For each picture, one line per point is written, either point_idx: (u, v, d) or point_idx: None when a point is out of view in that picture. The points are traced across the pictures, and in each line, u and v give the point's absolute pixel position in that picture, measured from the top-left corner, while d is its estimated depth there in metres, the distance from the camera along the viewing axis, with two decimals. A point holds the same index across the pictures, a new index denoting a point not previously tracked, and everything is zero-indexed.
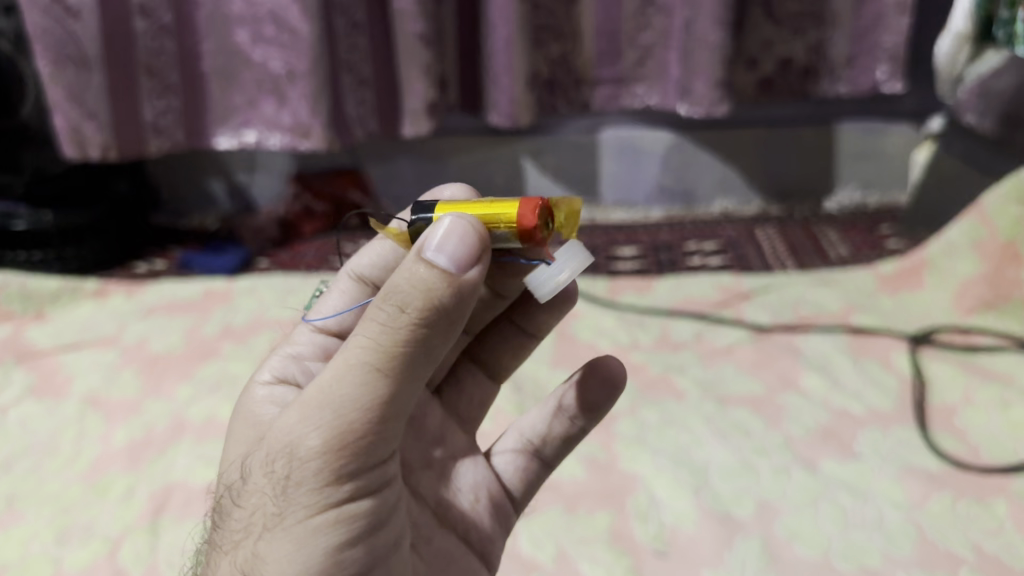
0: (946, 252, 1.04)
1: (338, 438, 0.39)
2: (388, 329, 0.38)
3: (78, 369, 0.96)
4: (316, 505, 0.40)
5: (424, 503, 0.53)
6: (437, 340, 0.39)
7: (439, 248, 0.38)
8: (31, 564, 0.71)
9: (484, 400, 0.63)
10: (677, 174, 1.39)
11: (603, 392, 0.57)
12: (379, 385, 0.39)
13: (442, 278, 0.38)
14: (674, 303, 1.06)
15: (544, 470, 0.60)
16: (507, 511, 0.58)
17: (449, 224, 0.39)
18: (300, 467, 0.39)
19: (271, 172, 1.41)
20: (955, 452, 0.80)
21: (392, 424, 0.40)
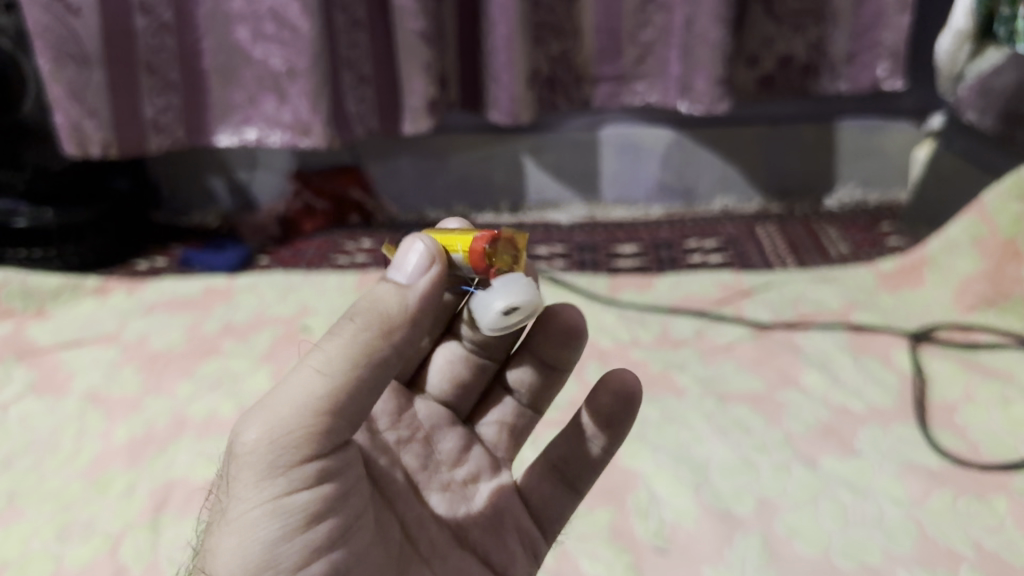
0: (946, 249, 1.04)
1: (274, 430, 0.41)
2: (334, 335, 0.43)
3: (79, 366, 0.96)
4: (255, 496, 0.41)
5: (443, 524, 0.55)
6: (382, 347, 0.43)
7: (398, 268, 0.45)
8: (32, 561, 0.71)
9: (520, 433, 0.62)
10: (678, 171, 1.38)
11: (615, 402, 0.58)
12: (319, 381, 0.42)
13: (394, 291, 0.44)
14: (674, 300, 1.06)
15: (573, 498, 0.61)
16: (533, 535, 0.59)
17: (408, 246, 0.45)
18: (239, 460, 0.41)
19: (271, 170, 1.40)
20: (956, 450, 0.80)
21: (336, 424, 0.43)
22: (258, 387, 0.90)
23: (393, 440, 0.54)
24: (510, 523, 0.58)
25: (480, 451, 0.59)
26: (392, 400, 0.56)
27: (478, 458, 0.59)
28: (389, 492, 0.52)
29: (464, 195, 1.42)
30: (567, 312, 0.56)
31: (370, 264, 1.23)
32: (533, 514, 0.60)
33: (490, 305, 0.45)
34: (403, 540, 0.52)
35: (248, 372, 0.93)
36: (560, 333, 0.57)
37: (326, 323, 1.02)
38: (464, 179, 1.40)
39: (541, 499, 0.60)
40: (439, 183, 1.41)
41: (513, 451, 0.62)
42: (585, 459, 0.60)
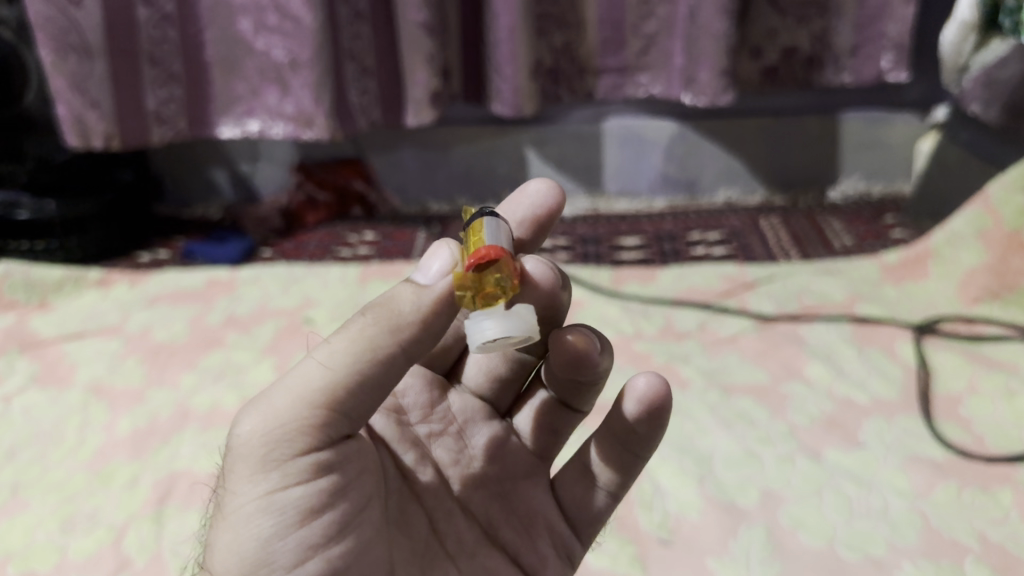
0: (949, 241, 1.04)
1: (269, 421, 0.42)
2: (341, 331, 0.44)
3: (82, 358, 0.96)
4: (251, 489, 0.42)
5: (473, 519, 0.55)
6: (387, 344, 0.43)
7: (425, 269, 0.46)
8: (37, 552, 0.71)
9: (558, 427, 0.60)
10: (682, 163, 1.38)
11: (642, 412, 0.54)
12: (319, 374, 0.42)
13: (411, 290, 0.45)
14: (677, 292, 1.06)
15: (611, 501, 0.59)
16: (567, 537, 0.58)
17: (436, 250, 0.47)
18: (235, 453, 0.42)
19: (272, 162, 1.40)
20: (961, 442, 0.79)
21: (334, 419, 0.43)
22: (261, 379, 0.90)
23: (424, 433, 0.55)
24: (543, 524, 0.57)
25: (516, 444, 0.58)
26: (424, 393, 0.56)
27: (512, 459, 0.58)
28: (417, 487, 0.53)
29: (465, 188, 1.42)
30: (566, 345, 0.51)
31: (372, 257, 1.23)
32: (566, 515, 0.59)
33: (475, 327, 0.42)
34: (431, 536, 0.52)
35: (251, 365, 0.93)
36: (564, 364, 0.53)
37: (329, 315, 1.02)
38: (466, 171, 1.40)
39: (575, 501, 0.59)
40: (441, 176, 1.41)
41: (553, 449, 0.60)
42: (618, 463, 0.57)
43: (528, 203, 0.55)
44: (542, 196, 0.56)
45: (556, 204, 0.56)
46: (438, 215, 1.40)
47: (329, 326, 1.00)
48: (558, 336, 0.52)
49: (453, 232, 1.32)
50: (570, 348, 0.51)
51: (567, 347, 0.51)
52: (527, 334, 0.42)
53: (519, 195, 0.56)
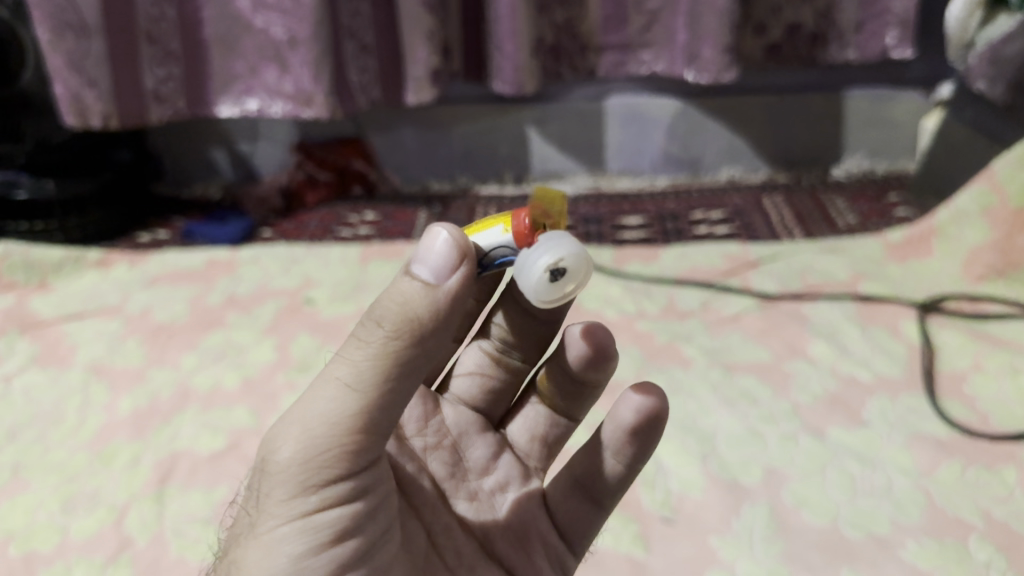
0: (954, 219, 1.03)
1: (304, 450, 0.39)
2: (362, 342, 0.39)
3: (82, 339, 0.95)
4: (288, 513, 0.40)
5: (471, 533, 0.54)
6: (414, 357, 0.39)
7: (425, 262, 0.40)
8: (38, 533, 0.71)
9: (550, 440, 0.60)
10: (685, 142, 1.37)
11: (639, 420, 0.53)
12: (350, 399, 0.39)
13: (423, 292, 0.39)
14: (679, 272, 1.05)
15: (600, 513, 0.57)
16: (559, 549, 0.57)
17: (438, 237, 0.40)
18: (270, 477, 0.40)
19: (272, 141, 1.39)
20: (965, 420, 0.79)
21: (367, 439, 0.40)
22: (262, 359, 0.90)
23: (420, 446, 0.54)
24: (536, 537, 0.56)
25: (509, 459, 0.58)
26: (419, 405, 0.56)
27: (507, 470, 0.57)
28: (416, 499, 0.51)
29: (466, 167, 1.41)
30: (598, 335, 0.54)
31: (372, 237, 1.22)
32: (560, 529, 0.57)
33: (531, 262, 0.41)
34: (430, 550, 0.51)
35: (252, 345, 0.93)
36: (586, 356, 0.54)
37: (330, 295, 1.01)
38: (466, 150, 1.39)
39: (568, 514, 0.57)
40: (442, 155, 1.40)
41: (546, 459, 0.60)
42: (608, 477, 0.56)
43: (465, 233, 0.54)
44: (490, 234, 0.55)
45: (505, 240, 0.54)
46: (438, 194, 1.39)
47: (330, 307, 0.99)
48: (589, 328, 0.54)
49: (454, 211, 1.31)
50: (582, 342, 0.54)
51: (594, 344, 0.53)
52: (589, 263, 0.41)
53: None
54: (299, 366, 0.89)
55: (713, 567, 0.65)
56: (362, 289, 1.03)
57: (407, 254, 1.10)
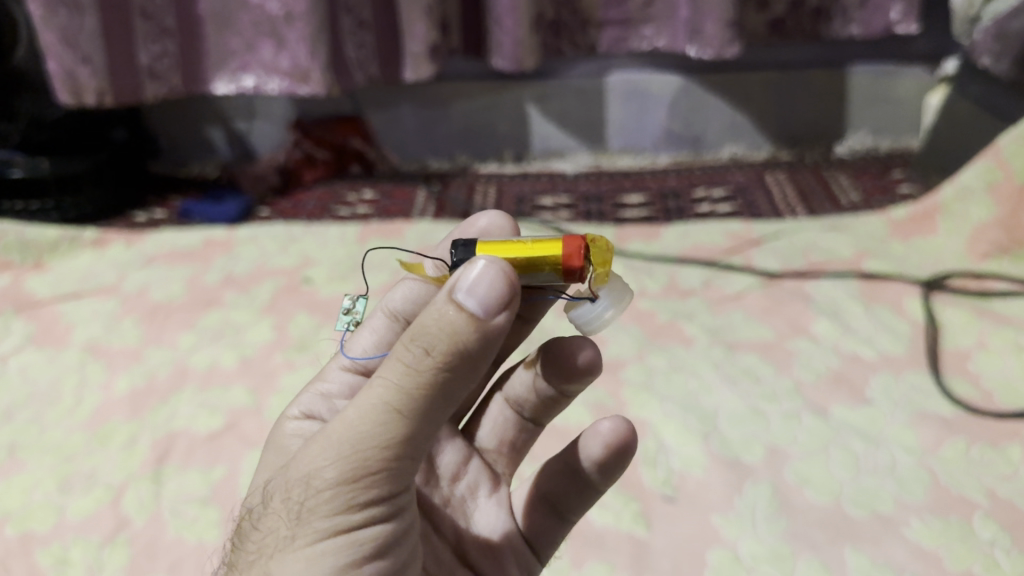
0: (959, 195, 1.02)
1: (353, 471, 0.38)
2: (411, 371, 0.37)
3: (79, 318, 0.95)
4: (330, 529, 0.39)
5: (445, 538, 0.53)
6: (458, 383, 0.38)
7: (470, 290, 0.36)
8: (34, 512, 0.70)
9: (518, 445, 0.58)
10: (686, 119, 1.36)
11: (607, 453, 0.53)
12: (400, 426, 0.38)
13: (470, 323, 0.36)
14: (681, 250, 1.04)
15: (564, 523, 0.56)
16: (526, 557, 0.56)
17: (483, 266, 0.37)
18: (315, 496, 0.39)
19: (270, 119, 1.37)
20: (969, 398, 0.78)
21: (411, 460, 0.39)
22: (260, 339, 0.90)
23: None
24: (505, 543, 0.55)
25: (478, 463, 0.57)
26: None
27: (477, 472, 0.57)
28: None
29: (465, 145, 1.40)
30: (580, 351, 0.50)
31: (371, 216, 1.21)
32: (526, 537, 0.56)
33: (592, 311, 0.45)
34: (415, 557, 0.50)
35: (250, 324, 0.92)
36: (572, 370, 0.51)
37: (328, 274, 1.01)
38: (466, 128, 1.38)
39: (535, 525, 0.56)
40: (441, 133, 1.39)
41: (514, 464, 0.59)
42: (573, 493, 0.55)
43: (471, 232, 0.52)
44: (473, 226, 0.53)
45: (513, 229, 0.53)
46: (437, 172, 1.38)
47: (329, 286, 0.98)
48: (570, 340, 0.50)
49: (453, 190, 1.30)
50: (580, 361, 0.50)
51: (578, 362, 0.50)
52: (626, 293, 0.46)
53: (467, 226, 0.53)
54: (297, 346, 0.88)
55: (715, 546, 0.65)
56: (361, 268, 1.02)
57: (406, 232, 1.09)
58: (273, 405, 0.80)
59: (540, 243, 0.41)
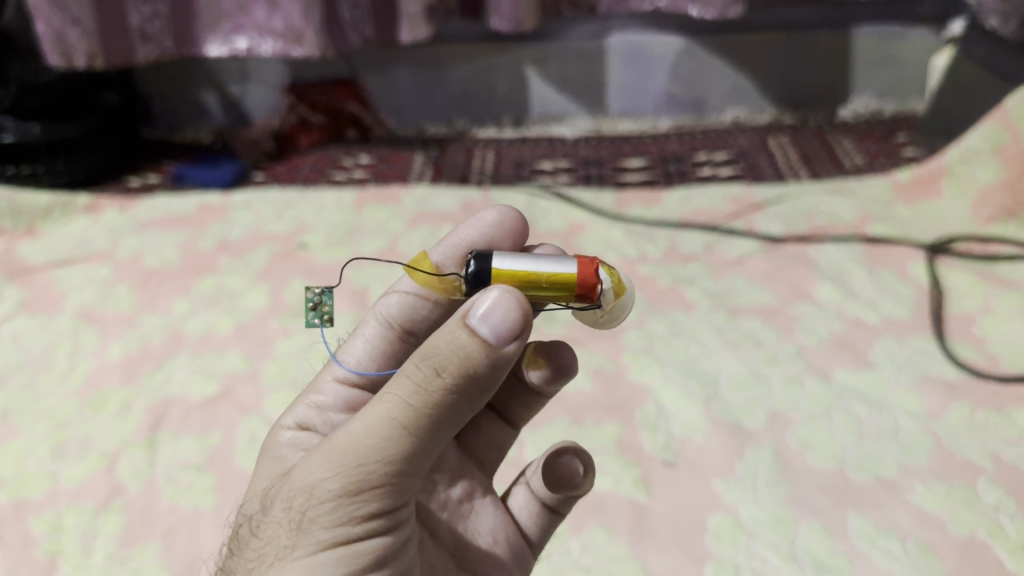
0: (964, 158, 1.00)
1: (357, 483, 0.38)
2: (419, 389, 0.37)
3: (72, 284, 0.93)
4: (330, 541, 0.38)
5: (442, 543, 0.51)
6: (463, 406, 0.38)
7: (484, 317, 0.37)
8: (27, 479, 0.69)
9: (500, 444, 0.58)
10: (687, 82, 1.34)
11: (561, 481, 0.55)
12: (406, 441, 0.38)
13: (481, 348, 0.37)
14: (683, 215, 1.03)
15: (555, 518, 0.57)
16: (525, 556, 0.55)
17: (496, 294, 0.37)
18: (317, 506, 0.38)
19: (264, 83, 1.35)
20: (974, 362, 0.77)
21: (413, 478, 0.39)
22: (256, 305, 0.88)
23: None
24: (501, 540, 0.54)
25: (469, 466, 0.56)
26: None
27: (470, 474, 0.55)
28: None
29: (464, 109, 1.38)
30: (559, 351, 0.50)
31: (367, 181, 1.20)
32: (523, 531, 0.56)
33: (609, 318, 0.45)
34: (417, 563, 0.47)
35: (245, 290, 0.91)
36: (546, 374, 0.52)
37: (324, 240, 0.99)
38: (464, 91, 1.36)
39: (531, 517, 0.56)
40: (438, 97, 1.37)
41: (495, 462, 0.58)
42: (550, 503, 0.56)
43: (483, 228, 0.50)
44: (478, 224, 0.50)
45: (521, 222, 0.51)
46: (435, 137, 1.37)
47: (324, 252, 0.97)
48: (552, 345, 0.51)
49: (451, 155, 1.29)
50: (562, 361, 0.51)
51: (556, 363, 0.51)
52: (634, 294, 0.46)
53: (473, 222, 0.50)
54: (293, 312, 0.87)
55: (716, 511, 0.64)
56: (357, 233, 1.01)
57: (403, 198, 1.07)
58: (269, 371, 0.79)
59: (556, 277, 0.40)
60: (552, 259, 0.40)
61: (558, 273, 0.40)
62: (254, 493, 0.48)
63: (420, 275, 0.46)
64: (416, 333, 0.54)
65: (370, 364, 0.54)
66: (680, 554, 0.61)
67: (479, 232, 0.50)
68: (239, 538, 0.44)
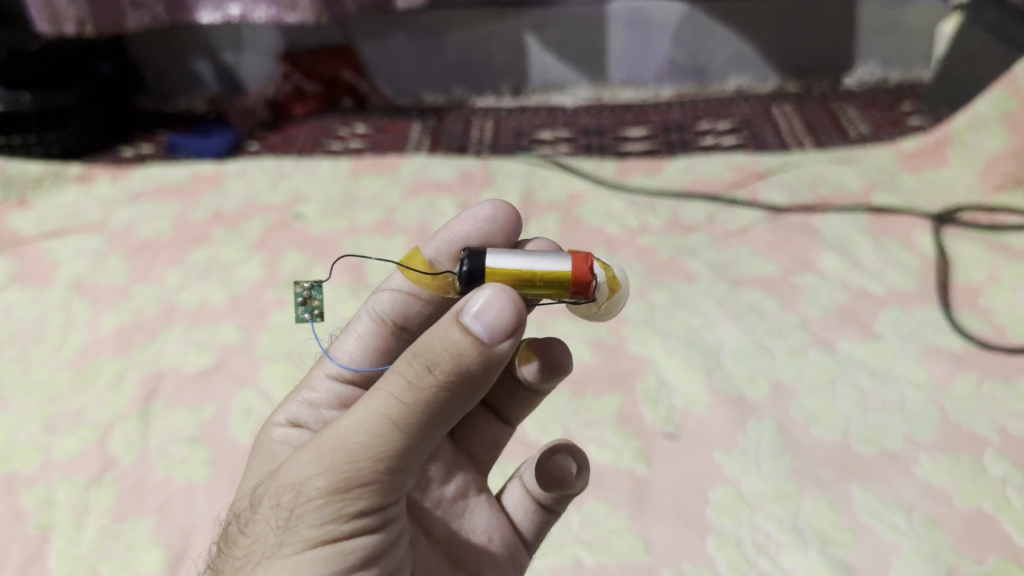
0: (972, 126, 0.98)
1: (346, 480, 0.37)
2: (410, 386, 0.36)
3: (64, 256, 0.92)
4: (317, 539, 0.37)
5: (436, 542, 0.50)
6: (455, 405, 0.37)
7: (478, 314, 0.35)
8: (19, 453, 0.68)
9: (496, 441, 0.56)
10: (690, 49, 1.31)
11: (550, 480, 0.54)
12: (396, 439, 0.37)
13: (474, 346, 0.35)
14: (685, 184, 1.01)
15: (550, 516, 0.55)
16: (521, 555, 0.54)
17: (491, 291, 0.36)
18: (305, 504, 0.37)
19: (259, 51, 1.33)
20: (981, 333, 0.76)
21: (403, 475, 0.38)
22: (250, 276, 0.87)
23: None
24: (495, 541, 0.52)
25: (463, 462, 0.54)
26: None
27: (465, 471, 0.54)
28: None
29: (462, 78, 1.36)
30: (556, 349, 0.49)
31: (363, 151, 1.18)
32: (517, 530, 0.54)
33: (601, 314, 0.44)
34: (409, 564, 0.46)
35: (240, 261, 0.89)
36: (541, 373, 0.50)
37: (320, 211, 0.98)
38: (462, 59, 1.34)
39: (525, 517, 0.54)
40: (435, 65, 1.35)
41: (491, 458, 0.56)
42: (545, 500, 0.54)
43: (477, 222, 0.48)
44: (470, 220, 0.48)
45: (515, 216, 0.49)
46: (432, 107, 1.35)
47: (320, 222, 0.95)
48: (548, 342, 0.49)
49: (448, 125, 1.27)
50: (557, 360, 0.49)
51: (552, 362, 0.49)
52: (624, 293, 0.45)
53: (467, 216, 0.49)
54: (288, 283, 0.85)
55: (718, 484, 0.63)
56: (353, 204, 0.99)
57: (400, 167, 1.06)
58: (264, 343, 0.78)
59: (552, 276, 0.39)
60: (547, 257, 0.39)
61: (553, 271, 0.39)
62: (244, 490, 0.47)
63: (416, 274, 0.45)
64: (410, 330, 0.52)
65: (363, 360, 0.53)
66: (682, 528, 0.60)
67: (473, 227, 0.48)
68: (228, 534, 0.43)
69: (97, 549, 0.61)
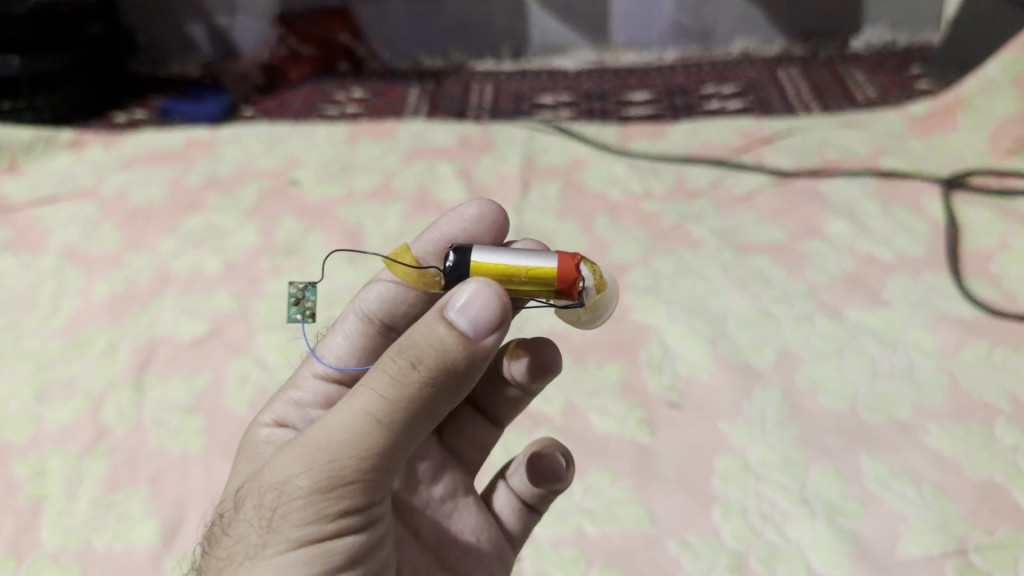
0: (982, 89, 0.95)
1: (330, 479, 0.35)
2: (393, 382, 0.35)
3: (56, 222, 0.90)
4: (301, 540, 0.36)
5: (424, 543, 0.48)
6: (441, 402, 0.35)
7: (462, 309, 0.34)
8: (10, 422, 0.67)
9: (484, 443, 0.55)
10: (694, 11, 1.29)
11: (541, 477, 0.52)
12: (380, 437, 0.35)
13: (459, 341, 0.34)
14: (689, 149, 0.99)
15: (535, 515, 0.54)
16: (508, 554, 0.52)
17: (476, 286, 0.35)
18: (288, 504, 0.36)
19: (253, 14, 1.30)
20: (991, 301, 0.74)
21: (389, 474, 0.36)
22: (245, 243, 0.85)
23: None
24: (484, 540, 0.51)
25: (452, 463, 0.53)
26: None
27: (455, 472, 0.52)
28: None
29: (461, 42, 1.34)
30: (546, 350, 0.48)
31: (360, 116, 1.16)
32: (506, 530, 0.53)
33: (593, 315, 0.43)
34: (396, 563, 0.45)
35: (235, 228, 0.88)
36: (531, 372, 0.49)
37: (316, 177, 0.96)
38: (461, 21, 1.31)
39: (512, 517, 0.53)
40: (434, 28, 1.32)
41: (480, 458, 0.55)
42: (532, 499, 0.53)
43: (464, 221, 0.47)
44: (456, 221, 0.47)
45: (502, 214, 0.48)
46: (430, 70, 1.32)
47: (317, 188, 0.93)
48: (542, 341, 0.49)
49: (447, 89, 1.25)
50: (551, 358, 0.49)
51: (544, 362, 0.49)
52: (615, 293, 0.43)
53: (454, 215, 0.47)
54: (284, 251, 0.84)
55: (724, 452, 0.62)
56: (350, 169, 0.97)
57: (398, 132, 1.03)
58: (260, 311, 0.76)
59: (537, 271, 0.37)
60: (533, 253, 0.38)
61: (539, 266, 0.37)
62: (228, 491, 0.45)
63: (400, 267, 0.42)
64: (397, 329, 0.51)
65: (351, 360, 0.51)
66: (686, 498, 0.59)
67: (461, 227, 0.47)
68: (211, 536, 0.42)
69: (90, 519, 0.60)
